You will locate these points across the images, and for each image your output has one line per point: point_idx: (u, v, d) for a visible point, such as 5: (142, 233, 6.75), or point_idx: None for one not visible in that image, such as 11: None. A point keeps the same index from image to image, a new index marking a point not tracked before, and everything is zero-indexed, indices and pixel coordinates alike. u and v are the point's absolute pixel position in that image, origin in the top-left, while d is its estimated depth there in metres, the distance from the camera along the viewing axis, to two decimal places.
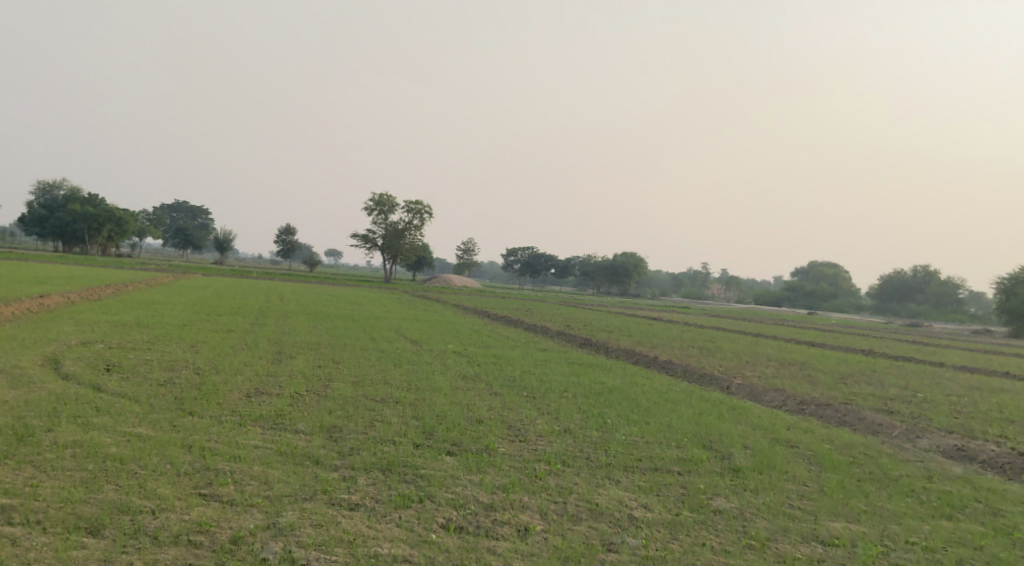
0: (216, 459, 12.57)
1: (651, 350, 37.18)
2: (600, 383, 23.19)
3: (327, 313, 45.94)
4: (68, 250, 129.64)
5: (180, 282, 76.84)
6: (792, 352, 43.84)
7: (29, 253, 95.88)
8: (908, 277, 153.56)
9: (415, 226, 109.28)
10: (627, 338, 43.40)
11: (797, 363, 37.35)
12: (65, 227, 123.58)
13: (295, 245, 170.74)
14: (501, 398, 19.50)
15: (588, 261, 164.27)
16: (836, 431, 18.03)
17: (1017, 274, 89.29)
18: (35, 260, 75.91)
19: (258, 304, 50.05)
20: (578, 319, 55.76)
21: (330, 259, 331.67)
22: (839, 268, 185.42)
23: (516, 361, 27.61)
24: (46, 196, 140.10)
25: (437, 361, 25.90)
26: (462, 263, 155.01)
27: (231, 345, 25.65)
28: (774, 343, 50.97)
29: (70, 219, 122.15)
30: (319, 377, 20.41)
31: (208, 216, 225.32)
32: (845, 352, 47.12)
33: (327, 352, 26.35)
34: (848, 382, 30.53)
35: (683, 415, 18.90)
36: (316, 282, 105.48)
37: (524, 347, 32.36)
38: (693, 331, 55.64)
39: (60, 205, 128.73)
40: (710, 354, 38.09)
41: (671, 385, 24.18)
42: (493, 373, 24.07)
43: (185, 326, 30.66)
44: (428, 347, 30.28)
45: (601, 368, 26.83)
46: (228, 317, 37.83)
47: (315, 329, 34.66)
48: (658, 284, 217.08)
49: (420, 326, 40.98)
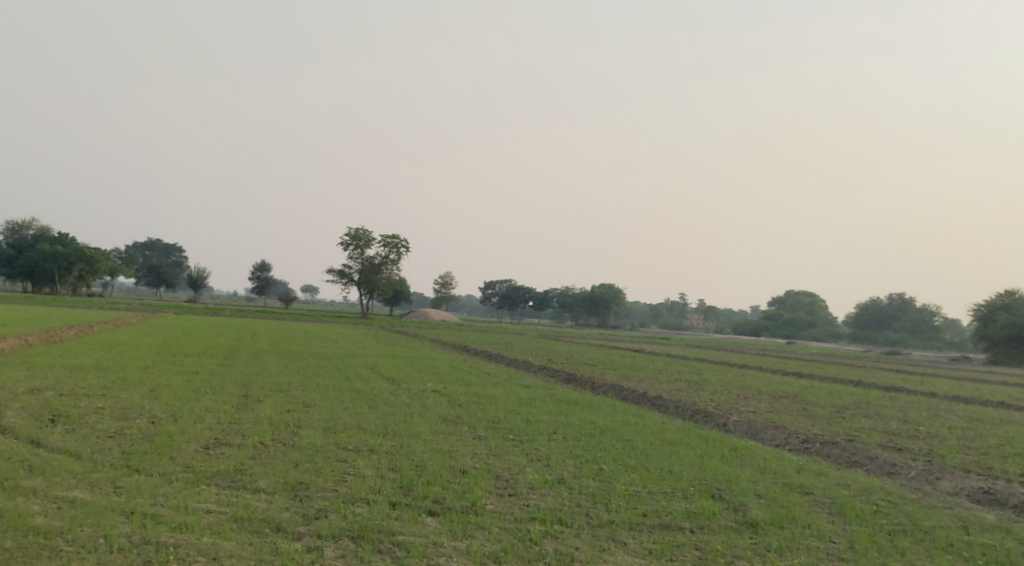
0: (158, 528, 10.96)
1: (638, 385, 35.76)
2: (589, 422, 21.74)
3: (301, 352, 44.25)
4: (38, 289, 126.99)
5: (150, 320, 74.80)
6: (780, 384, 42.59)
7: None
8: (884, 304, 153.56)
9: (393, 261, 107.73)
10: (611, 371, 41.97)
11: (789, 396, 36.02)
12: (34, 266, 121.15)
13: (270, 281, 168.55)
14: (487, 443, 17.98)
15: (566, 293, 163.20)
16: (850, 473, 16.68)
17: (993, 300, 88.92)
18: None
19: (229, 343, 48.24)
20: (560, 352, 54.29)
21: (307, 295, 328.78)
22: (815, 297, 185.51)
23: (499, 400, 26.09)
24: (15, 235, 137.58)
25: (415, 401, 24.36)
26: (439, 298, 153.46)
27: (195, 389, 23.99)
28: (761, 374, 49.66)
29: (39, 258, 119.75)
30: (288, 423, 18.80)
31: (181, 253, 222.70)
32: (834, 383, 45.94)
33: (298, 394, 24.73)
34: (845, 415, 29.22)
35: (683, 457, 17.48)
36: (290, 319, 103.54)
37: (506, 384, 30.86)
38: (677, 363, 54.37)
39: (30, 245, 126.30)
40: (699, 388, 36.75)
41: (664, 423, 22.78)
42: (476, 414, 22.57)
43: (147, 370, 28.92)
44: (405, 386, 28.69)
45: (589, 406, 25.37)
46: (195, 358, 36.07)
47: (287, 369, 33.00)
48: (636, 315, 216.13)
49: (397, 363, 39.37)
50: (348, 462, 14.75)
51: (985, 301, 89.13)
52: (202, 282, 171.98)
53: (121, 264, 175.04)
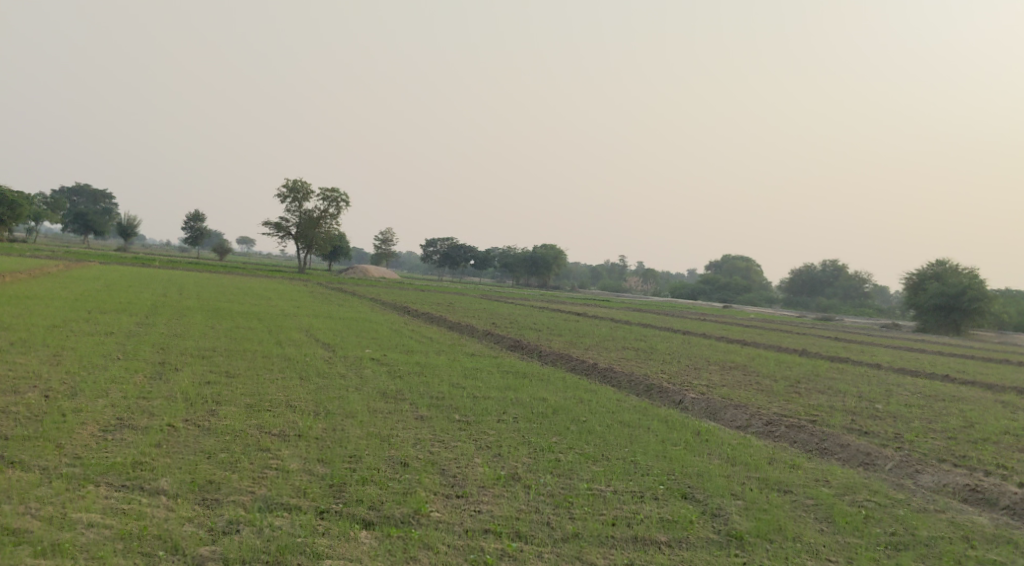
0: (19, 553, 9.63)
1: (585, 353, 34.21)
2: (539, 401, 20.11)
3: (231, 310, 41.77)
4: None
5: (71, 271, 71.03)
6: (727, 354, 41.48)
7: None
8: (817, 270, 155.07)
9: (332, 215, 104.57)
10: (557, 338, 40.47)
11: (739, 367, 34.86)
12: None
13: (204, 232, 163.55)
14: (431, 426, 16.17)
15: (507, 252, 161.44)
16: (827, 467, 15.33)
17: (924, 270, 89.73)
18: None
19: (153, 298, 45.53)
20: (502, 315, 52.57)
21: (242, 247, 321.61)
22: (752, 262, 186.95)
23: (441, 371, 24.33)
24: None
25: (351, 372, 22.46)
26: (379, 254, 150.51)
27: (106, 354, 21.76)
28: (706, 342, 48.53)
29: None
30: (207, 401, 16.64)
31: (112, 201, 215.23)
32: (779, 351, 45.14)
33: (221, 362, 22.64)
34: (800, 389, 28.08)
35: (646, 445, 15.95)
36: (224, 272, 100.04)
37: (449, 352, 29.07)
38: (620, 328, 53.14)
39: None
40: (647, 357, 35.42)
41: (618, 401, 21.25)
42: (417, 388, 20.74)
43: (54, 331, 26.45)
44: (340, 353, 26.69)
45: (537, 380, 23.71)
46: (113, 315, 33.51)
47: (213, 331, 30.71)
48: (575, 276, 215.28)
49: (332, 325, 37.24)
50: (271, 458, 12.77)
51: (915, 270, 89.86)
52: (132, 231, 166.13)
53: (45, 210, 167.98)
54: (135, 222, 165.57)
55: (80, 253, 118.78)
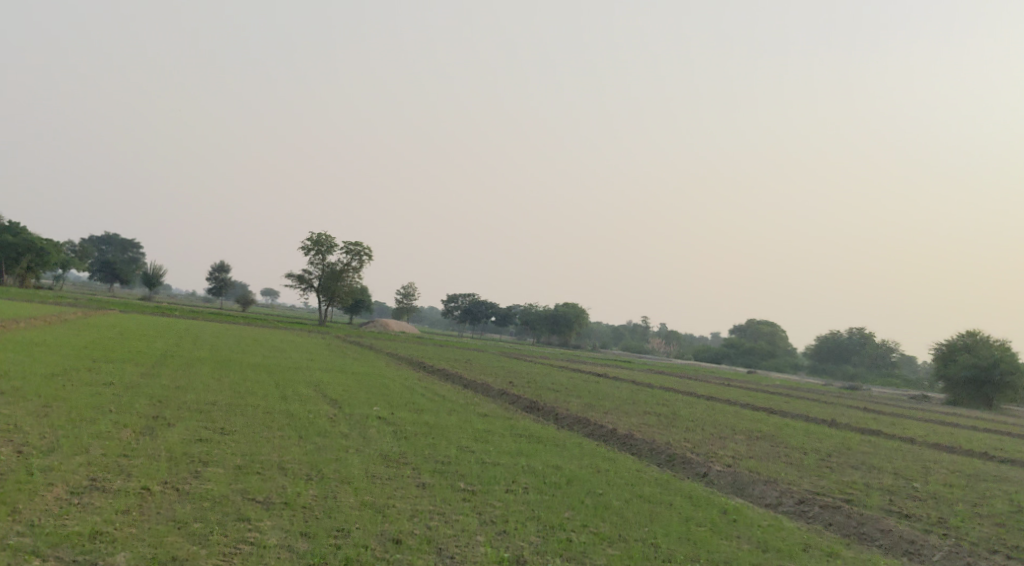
0: None
1: (604, 418, 32.78)
2: (552, 469, 18.76)
3: (242, 362, 40.77)
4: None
5: (89, 318, 70.57)
6: (753, 422, 39.81)
7: None
8: (844, 337, 152.30)
9: (354, 269, 104.07)
10: (576, 400, 39.04)
11: (766, 437, 33.22)
12: None
13: (228, 283, 163.81)
14: (433, 496, 14.87)
15: (529, 310, 160.12)
16: (867, 559, 13.84)
17: (954, 340, 87.38)
18: None
19: (164, 348, 44.62)
20: (520, 373, 51.17)
21: (265, 298, 322.58)
22: (777, 327, 184.36)
23: (451, 433, 23.04)
24: None
25: (355, 432, 21.22)
26: (400, 309, 149.69)
27: (98, 406, 20.73)
28: (731, 409, 46.79)
29: None
30: (193, 461, 15.46)
31: (138, 250, 216.92)
32: (807, 421, 43.35)
33: (218, 417, 21.52)
34: (831, 463, 26.47)
35: (667, 526, 14.58)
36: (244, 323, 99.44)
37: (462, 413, 27.78)
38: (642, 391, 51.51)
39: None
40: (669, 424, 33.91)
41: (637, 472, 19.81)
42: (423, 451, 19.47)
43: (51, 379, 25.48)
44: (346, 410, 25.48)
45: (551, 446, 22.34)
46: (117, 365, 32.53)
47: (219, 383, 29.63)
48: (596, 336, 213.21)
49: (343, 380, 36.07)
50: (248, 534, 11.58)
51: (945, 340, 87.52)
52: (156, 280, 166.60)
53: (74, 257, 169.29)
54: (161, 271, 166.35)
55: (103, 301, 118.85)
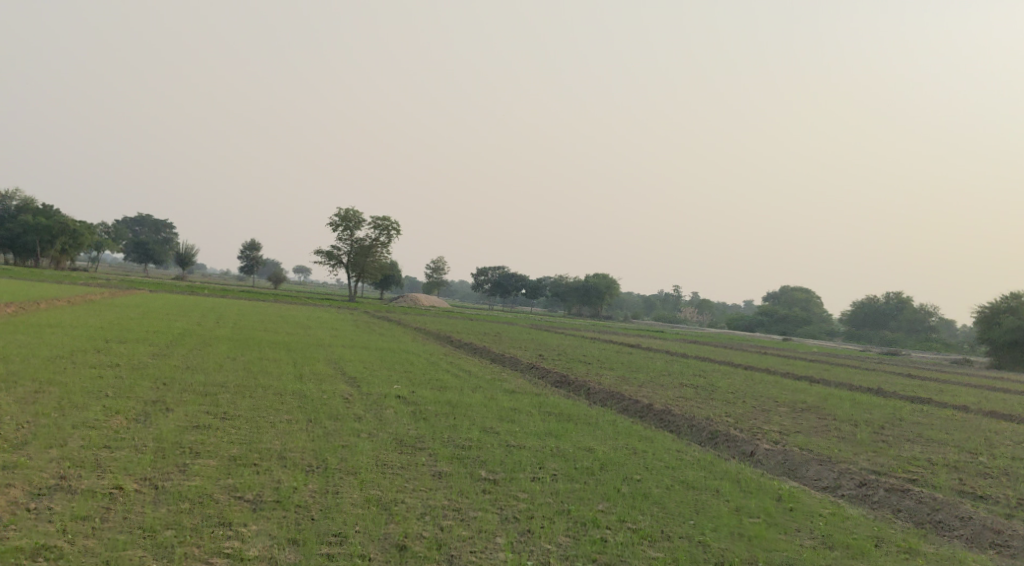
0: None
1: (639, 391, 31.02)
2: (584, 452, 17.05)
3: (263, 340, 39.45)
4: (19, 263, 122.18)
5: (114, 298, 69.85)
6: (796, 393, 37.79)
7: None
8: (881, 302, 148.62)
9: (382, 243, 102.69)
10: (608, 373, 37.29)
11: (812, 409, 31.29)
12: (14, 239, 116.39)
13: (258, 260, 163.58)
14: (450, 488, 13.19)
15: (560, 282, 158.05)
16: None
17: (999, 303, 84.17)
18: None
19: (185, 327, 43.46)
20: (550, 346, 49.44)
21: (296, 274, 323.38)
22: (812, 293, 180.80)
23: (474, 412, 21.41)
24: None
25: (369, 414, 19.64)
26: (430, 283, 148.49)
27: (95, 391, 19.32)
28: (771, 378, 44.79)
29: (20, 230, 115.02)
30: (182, 452, 13.85)
31: (170, 230, 217.65)
32: (852, 390, 41.20)
33: (224, 400, 20.03)
34: (885, 437, 24.52)
35: (716, 518, 12.84)
36: (272, 300, 98.62)
37: (488, 390, 26.13)
38: (677, 362, 49.53)
39: (12, 217, 121.65)
40: (708, 397, 32.06)
41: (676, 453, 18.05)
42: (443, 434, 17.84)
43: (54, 362, 24.18)
44: (363, 390, 23.93)
45: (581, 425, 20.59)
46: (129, 346, 31.24)
47: (233, 363, 28.23)
48: (628, 307, 210.60)
49: (365, 357, 34.59)
50: (226, 551, 10.02)
51: (990, 302, 84.34)
52: (188, 260, 166.74)
53: (107, 238, 169.99)
54: (192, 251, 166.58)
55: (135, 281, 118.62)
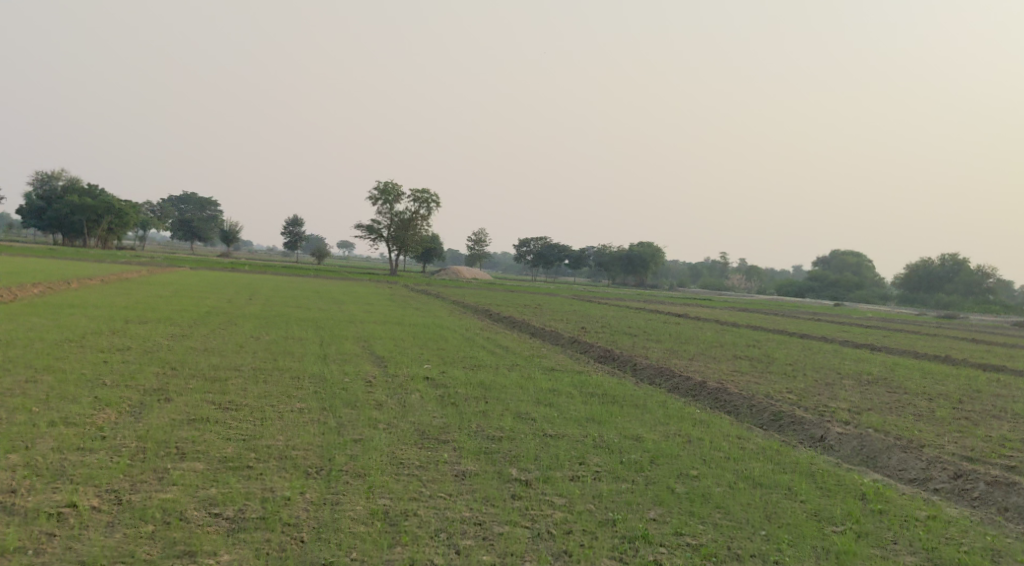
0: None
1: (689, 365, 28.89)
2: (632, 443, 15.00)
3: (295, 317, 37.89)
4: (67, 242, 122.79)
5: (152, 276, 69.01)
6: (858, 363, 35.35)
7: (14, 252, 89.34)
8: (935, 264, 142.98)
9: (423, 216, 100.99)
10: (656, 346, 35.19)
11: (878, 382, 28.96)
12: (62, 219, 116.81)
13: (300, 235, 163.22)
14: (474, 494, 11.23)
15: (604, 250, 155.38)
16: None
17: None
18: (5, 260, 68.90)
19: (215, 304, 42.07)
20: (593, 318, 47.31)
21: (341, 249, 323.96)
22: (863, 257, 175.60)
23: (511, 395, 19.47)
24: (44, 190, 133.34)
25: (392, 400, 17.77)
26: (472, 255, 146.75)
27: (92, 379, 17.65)
28: (829, 347, 42.26)
29: (66, 210, 115.28)
30: (165, 455, 11.91)
31: (215, 208, 218.57)
32: (919, 359, 38.60)
33: (234, 387, 18.24)
34: (967, 412, 22.11)
35: (792, 528, 10.98)
36: (312, 275, 97.65)
37: (527, 368, 24.17)
38: (728, 332, 47.16)
39: (58, 198, 122.11)
40: (764, 370, 29.86)
41: (738, 442, 15.94)
42: (472, 423, 15.85)
43: (63, 345, 22.67)
44: (390, 371, 22.14)
45: (628, 409, 18.54)
46: (150, 326, 29.77)
47: (256, 343, 26.60)
48: (673, 276, 206.85)
49: (398, 334, 32.85)
50: None
51: None
52: (233, 236, 166.86)
53: (151, 217, 170.64)
54: (235, 227, 166.65)
55: (180, 259, 118.52)
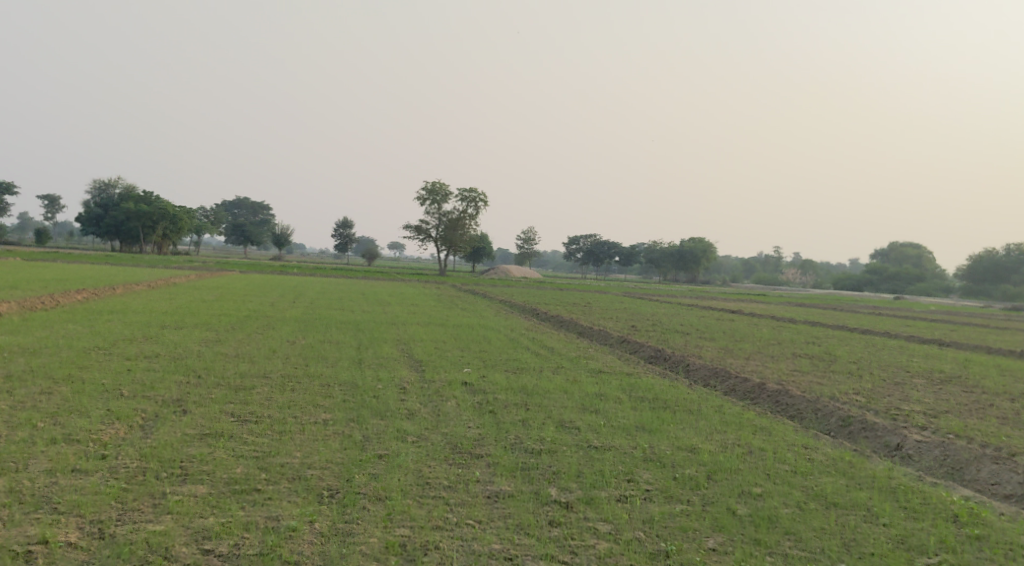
0: None
1: (746, 365, 27.27)
2: (686, 456, 13.56)
3: (337, 320, 36.97)
4: (123, 249, 124.23)
5: (201, 280, 68.85)
6: (927, 360, 33.29)
7: (70, 259, 90.17)
8: (1001, 255, 136.93)
9: (471, 215, 99.97)
10: (710, 344, 33.54)
11: (951, 380, 27.04)
12: (119, 226, 118.20)
13: (350, 237, 163.50)
14: (505, 522, 10.26)
15: (654, 247, 152.87)
16: None
17: None
18: (58, 267, 69.24)
19: (258, 308, 41.35)
20: (644, 316, 45.66)
21: (391, 250, 325.07)
22: (923, 248, 170.02)
23: (555, 401, 18.12)
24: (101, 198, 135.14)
25: (425, 409, 16.55)
26: (521, 254, 145.36)
27: (110, 389, 16.68)
28: (894, 343, 40.09)
29: (123, 217, 116.56)
30: (165, 477, 10.71)
31: (268, 212, 219.99)
32: (993, 354, 36.30)
33: (258, 396, 17.11)
34: None
35: None
36: (362, 276, 97.21)
37: (573, 371, 22.79)
38: (786, 328, 45.19)
39: (114, 206, 123.67)
40: (827, 369, 28.10)
41: (804, 452, 14.44)
42: (511, 433, 14.53)
43: (90, 352, 21.83)
44: (426, 376, 20.93)
45: (681, 416, 17.10)
46: (187, 331, 28.94)
47: (292, 348, 25.61)
48: (725, 272, 203.18)
49: (441, 335, 31.68)
50: None
51: None
52: (284, 239, 167.68)
53: (205, 222, 172.35)
54: (286, 230, 167.42)
55: (232, 263, 119.11)
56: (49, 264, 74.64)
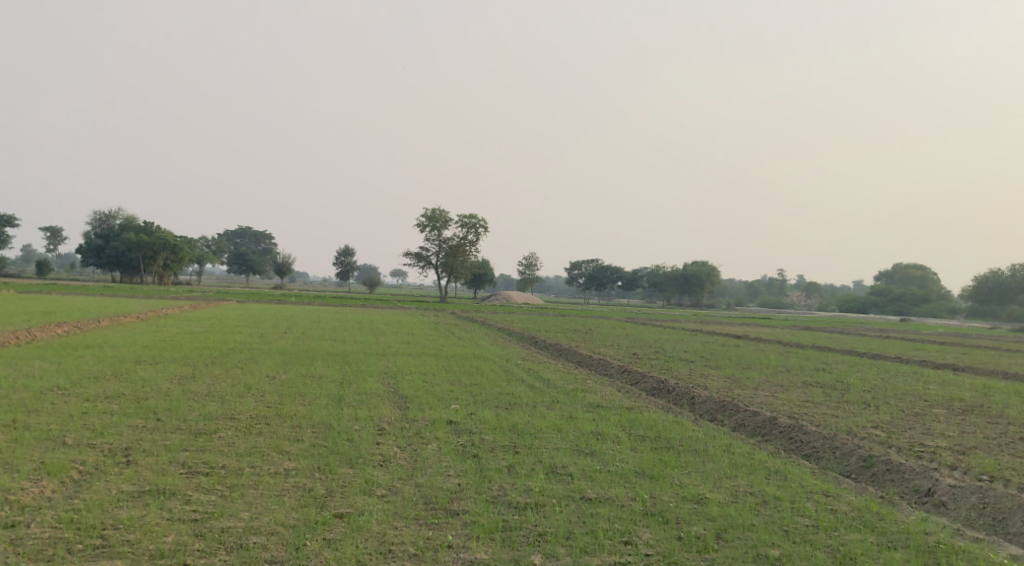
0: None
1: (754, 395, 25.63)
2: (693, 509, 11.93)
3: (327, 352, 35.34)
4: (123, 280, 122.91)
5: (196, 311, 67.31)
6: (944, 387, 31.59)
7: (67, 290, 88.73)
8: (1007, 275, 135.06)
9: (471, 242, 98.57)
10: (717, 372, 31.87)
11: (974, 410, 25.35)
12: (119, 257, 116.95)
13: (351, 265, 162.19)
14: None
15: (657, 271, 151.26)
16: None
17: None
18: (52, 299, 67.79)
19: (246, 340, 39.75)
20: (646, 342, 44.00)
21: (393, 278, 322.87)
22: (928, 269, 168.18)
23: (547, 442, 16.49)
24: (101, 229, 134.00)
25: (401, 455, 14.92)
26: (523, 280, 143.76)
27: (53, 437, 15.06)
28: (908, 369, 38.37)
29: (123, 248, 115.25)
30: (77, 552, 9.81)
31: (270, 241, 218.90)
32: (1013, 379, 34.56)
33: (219, 442, 15.44)
34: None
35: None
36: (362, 305, 95.66)
37: (570, 405, 21.13)
38: (794, 354, 43.49)
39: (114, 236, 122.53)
40: (840, 398, 26.45)
41: (825, 501, 12.84)
42: (494, 483, 12.90)
43: (46, 394, 20.15)
44: (410, 415, 19.29)
45: (687, 458, 15.47)
46: (164, 366, 27.37)
47: (272, 384, 23.99)
48: (729, 295, 201.18)
49: (433, 367, 30.08)
50: None
51: None
52: (286, 269, 166.39)
53: (206, 252, 171.04)
54: (287, 258, 166.07)
55: (232, 292, 117.55)
56: (41, 295, 73.02)
